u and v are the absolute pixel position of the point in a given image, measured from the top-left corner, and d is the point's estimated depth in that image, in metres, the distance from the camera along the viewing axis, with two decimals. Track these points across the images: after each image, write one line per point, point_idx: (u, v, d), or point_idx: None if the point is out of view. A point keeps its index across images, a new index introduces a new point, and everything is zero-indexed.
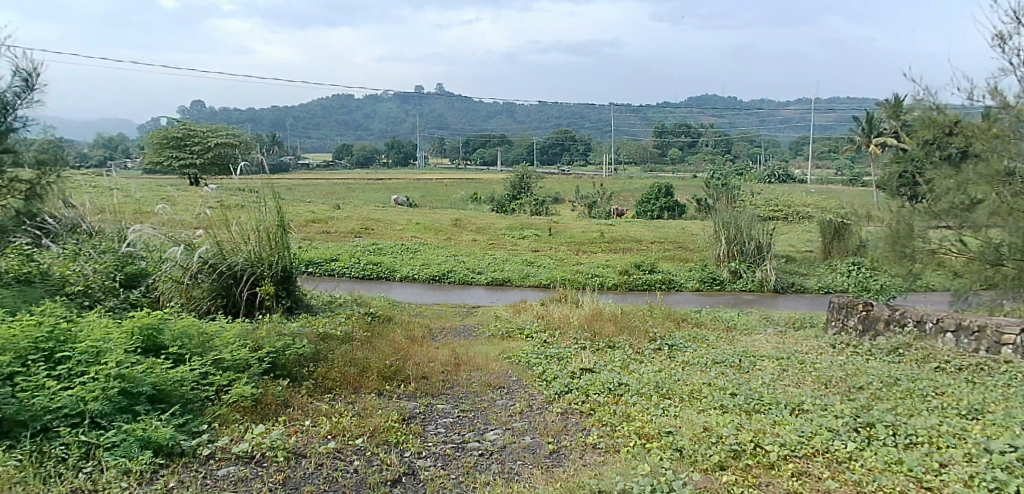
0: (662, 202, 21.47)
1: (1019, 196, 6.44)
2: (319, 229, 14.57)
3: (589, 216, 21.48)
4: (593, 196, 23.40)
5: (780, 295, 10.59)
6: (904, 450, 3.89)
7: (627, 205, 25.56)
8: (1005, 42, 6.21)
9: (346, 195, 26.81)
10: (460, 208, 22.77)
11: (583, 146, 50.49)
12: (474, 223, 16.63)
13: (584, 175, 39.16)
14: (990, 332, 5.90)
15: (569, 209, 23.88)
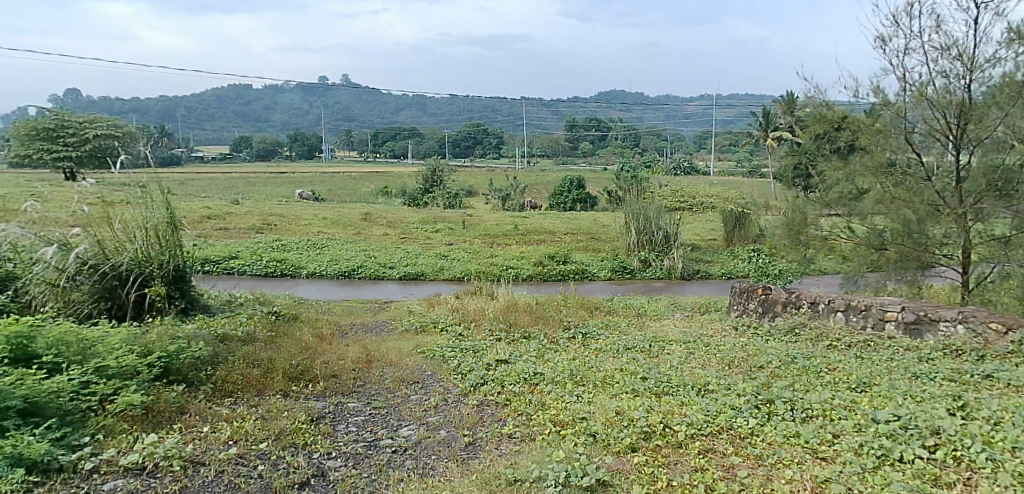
0: (574, 194, 21.93)
1: (899, 186, 7.11)
2: (216, 225, 13.87)
3: (502, 208, 21.57)
4: (506, 189, 23.50)
5: (687, 281, 11.05)
6: (801, 423, 4.18)
7: (540, 197, 25.89)
8: (885, 44, 6.74)
9: (246, 190, 25.67)
10: (370, 202, 22.28)
11: (496, 139, 50.64)
12: (385, 217, 16.32)
13: (496, 169, 39.26)
14: (875, 310, 6.40)
15: (483, 202, 23.92)
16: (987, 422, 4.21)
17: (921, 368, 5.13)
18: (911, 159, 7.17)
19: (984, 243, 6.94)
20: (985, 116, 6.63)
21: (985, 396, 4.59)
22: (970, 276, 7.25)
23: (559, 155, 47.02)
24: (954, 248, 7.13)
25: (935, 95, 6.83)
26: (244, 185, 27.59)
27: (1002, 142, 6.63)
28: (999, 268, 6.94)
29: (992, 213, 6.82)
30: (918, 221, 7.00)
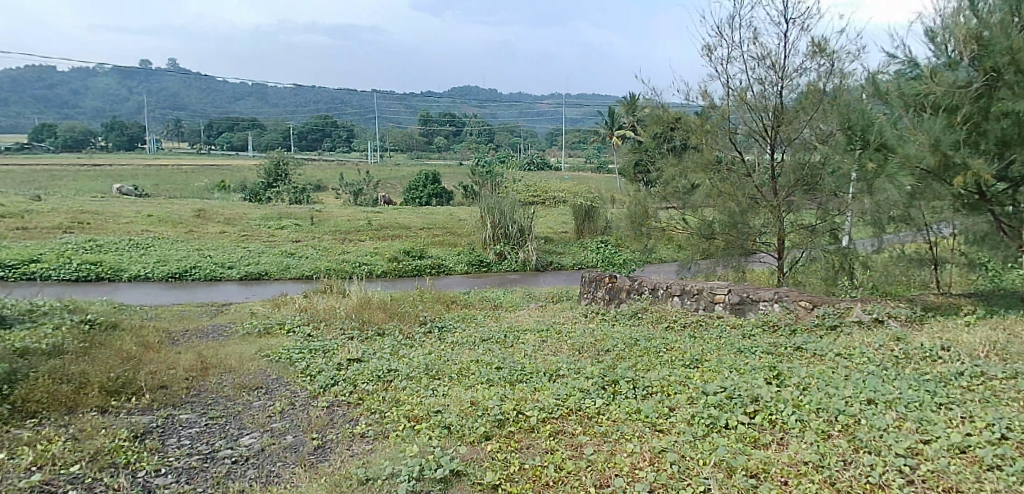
0: (429, 189, 21.96)
1: (725, 181, 7.89)
2: (13, 225, 12.14)
3: (354, 204, 21.02)
4: (357, 184, 22.89)
5: (541, 273, 11.48)
6: (642, 400, 4.53)
7: (394, 192, 25.56)
8: (711, 53, 7.39)
9: (49, 184, 22.66)
10: (205, 198, 20.69)
11: (346, 132, 49.08)
12: (222, 214, 15.23)
13: (347, 163, 38.09)
14: (706, 294, 7.03)
15: (333, 197, 23.13)
16: (796, 387, 4.83)
17: (744, 343, 5.73)
18: (734, 157, 7.96)
19: (795, 232, 7.90)
20: (794, 119, 7.53)
21: (795, 364, 5.24)
22: (784, 262, 8.18)
23: (415, 150, 46.80)
24: (771, 236, 8.04)
25: (753, 100, 7.61)
26: (49, 179, 24.38)
27: (807, 142, 7.60)
28: (809, 253, 7.92)
29: (800, 205, 7.80)
30: (741, 212, 7.82)
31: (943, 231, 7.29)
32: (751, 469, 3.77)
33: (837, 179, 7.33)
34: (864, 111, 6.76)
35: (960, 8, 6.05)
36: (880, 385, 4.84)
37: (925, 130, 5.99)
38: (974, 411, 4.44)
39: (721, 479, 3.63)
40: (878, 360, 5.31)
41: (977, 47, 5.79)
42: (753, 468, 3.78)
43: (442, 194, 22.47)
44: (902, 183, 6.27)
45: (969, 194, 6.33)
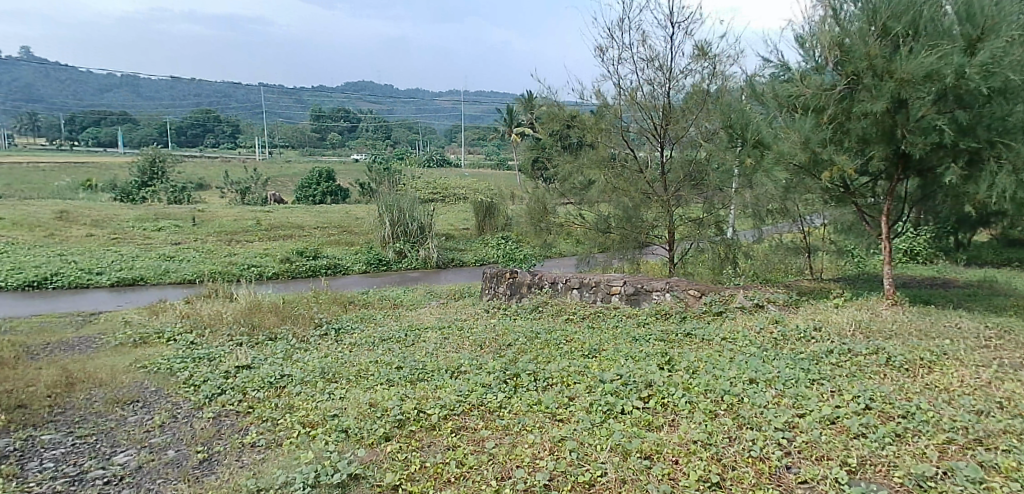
0: (323, 187, 21.42)
1: (619, 177, 8.18)
2: None
3: (242, 203, 20.05)
4: (245, 182, 21.85)
5: (442, 270, 11.47)
6: (542, 391, 4.62)
7: (286, 191, 24.63)
8: (604, 54, 7.63)
9: None
10: (69, 198, 18.98)
11: (231, 128, 46.58)
12: (89, 215, 14.03)
13: (234, 159, 36.20)
14: (604, 286, 7.26)
15: (217, 196, 21.94)
16: (686, 371, 5.10)
17: (639, 332, 5.97)
18: (627, 154, 8.27)
19: (684, 224, 8.31)
20: (681, 119, 7.93)
21: (686, 350, 5.53)
22: (675, 253, 8.62)
23: (309, 147, 45.34)
24: (662, 229, 8.43)
25: (643, 99, 7.95)
26: None
27: (694, 140, 8.03)
28: (697, 245, 8.39)
29: (689, 199, 8.23)
30: (634, 207, 8.14)
31: (818, 222, 8.03)
32: (646, 451, 3.97)
33: (722, 174, 7.79)
34: (744, 111, 7.23)
35: (825, 17, 6.59)
36: (761, 365, 5.20)
37: (796, 128, 6.49)
38: (842, 385, 4.87)
39: (617, 462, 3.82)
40: (759, 342, 5.70)
41: (840, 53, 6.32)
42: (647, 450, 3.98)
43: (337, 192, 21.89)
44: (778, 178, 6.76)
45: (835, 187, 6.92)
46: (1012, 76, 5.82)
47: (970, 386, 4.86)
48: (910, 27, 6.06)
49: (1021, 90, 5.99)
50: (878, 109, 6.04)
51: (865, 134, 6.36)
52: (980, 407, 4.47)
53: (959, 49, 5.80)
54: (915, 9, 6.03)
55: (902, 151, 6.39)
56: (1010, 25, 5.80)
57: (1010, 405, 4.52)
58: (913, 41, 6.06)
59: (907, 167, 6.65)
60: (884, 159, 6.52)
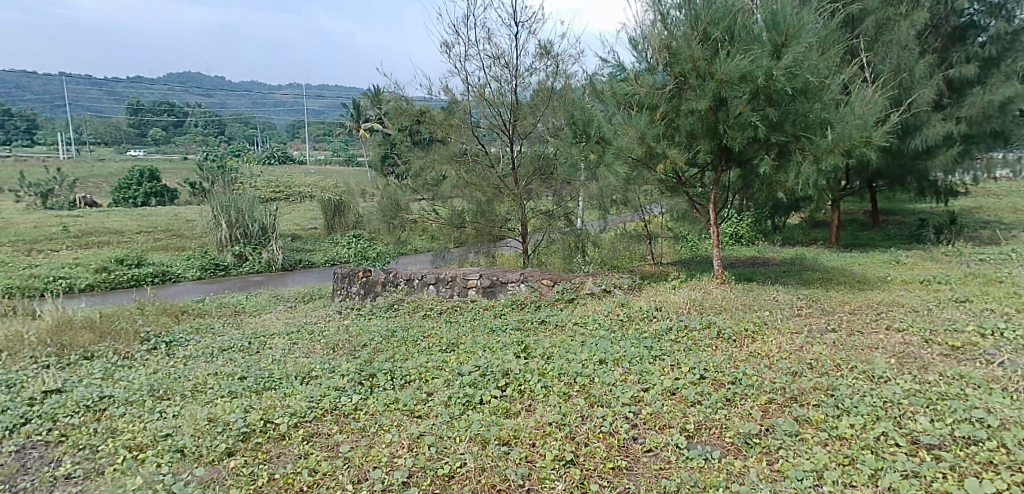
0: (145, 187, 19.61)
1: (470, 172, 8.29)
2: None
3: (43, 208, 17.80)
4: (46, 183, 19.39)
5: (288, 272, 11.04)
6: (399, 389, 4.55)
7: (99, 193, 22.18)
8: (450, 50, 7.65)
9: None
10: None
11: (28, 122, 40.74)
12: None
13: (33, 158, 31.82)
14: (460, 280, 7.30)
15: (11, 200, 19.22)
16: (541, 357, 5.27)
17: (496, 323, 6.08)
18: (478, 149, 8.39)
19: (536, 217, 8.59)
20: (528, 115, 8.18)
21: (541, 337, 5.71)
22: (529, 244, 8.80)
23: (128, 143, 41.01)
24: (516, 222, 8.64)
25: (491, 96, 8.08)
26: None
27: (541, 135, 8.32)
28: (548, 236, 8.63)
29: (539, 193, 8.51)
30: (487, 201, 8.30)
31: (656, 211, 8.91)
32: (503, 437, 4.07)
33: (569, 168, 8.14)
34: (586, 108, 7.61)
35: (654, 20, 7.04)
36: (609, 346, 5.51)
37: (634, 124, 6.95)
38: (680, 359, 5.30)
39: (475, 451, 3.88)
40: (607, 324, 6.06)
41: (669, 55, 6.83)
42: (505, 436, 4.07)
43: (163, 193, 20.10)
44: (619, 171, 7.21)
45: (669, 178, 7.50)
46: (810, 79, 6.63)
47: (786, 351, 5.50)
48: (726, 33, 6.69)
49: (818, 91, 6.84)
50: (702, 107, 6.63)
51: (693, 129, 6.95)
52: (794, 369, 5.08)
53: (768, 53, 6.50)
54: (730, 16, 6.66)
55: (724, 144, 7.07)
56: (807, 34, 6.60)
57: (817, 365, 5.17)
58: (730, 45, 6.69)
59: (728, 158, 7.37)
60: (709, 153, 7.18)
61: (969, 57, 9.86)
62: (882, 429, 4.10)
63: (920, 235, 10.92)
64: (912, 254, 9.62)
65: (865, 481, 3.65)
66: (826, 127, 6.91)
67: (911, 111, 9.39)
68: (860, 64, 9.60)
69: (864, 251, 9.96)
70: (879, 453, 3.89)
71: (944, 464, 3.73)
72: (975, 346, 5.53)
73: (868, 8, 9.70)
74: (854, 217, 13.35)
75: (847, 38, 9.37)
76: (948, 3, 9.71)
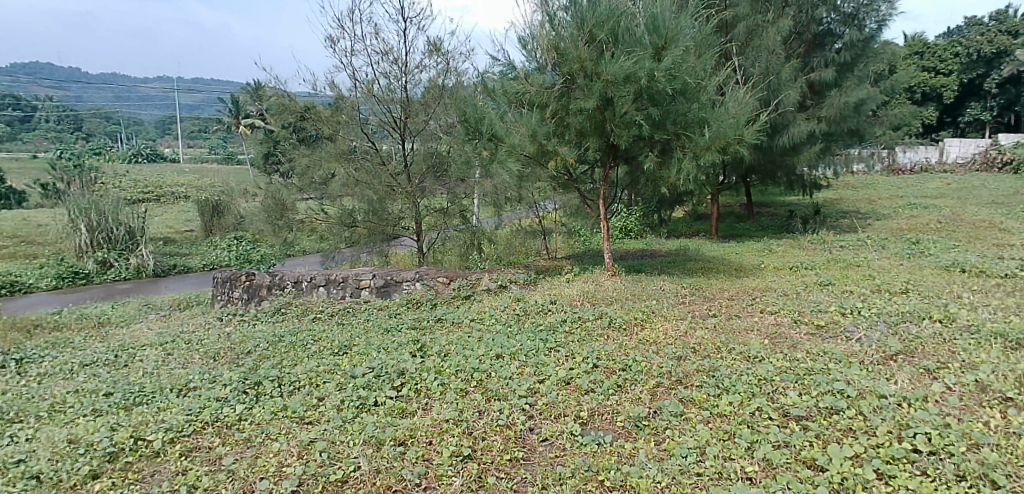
0: None
1: (359, 170, 8.18)
2: None
3: None
4: None
5: (160, 279, 10.57)
6: (287, 396, 4.38)
7: None
8: (335, 45, 7.44)
9: None
10: None
11: None
12: None
13: None
14: (352, 281, 7.12)
15: None
16: (438, 355, 5.24)
17: (390, 322, 5.99)
18: (368, 147, 8.26)
19: (430, 214, 8.55)
20: (419, 112, 8.12)
21: (437, 335, 5.68)
22: (423, 243, 8.80)
23: None
24: (410, 221, 8.56)
25: (380, 92, 7.96)
26: None
27: (433, 133, 8.28)
28: (443, 234, 8.64)
29: (433, 191, 8.48)
30: (378, 200, 8.17)
31: (549, 207, 9.14)
32: (399, 438, 4.01)
33: (462, 166, 8.17)
34: (477, 106, 7.63)
35: (542, 21, 7.16)
36: (505, 341, 5.57)
37: (525, 122, 7.05)
38: (574, 349, 5.45)
39: (370, 454, 3.80)
40: (503, 319, 6.13)
41: (556, 55, 6.98)
42: (401, 437, 4.02)
43: (9, 195, 18.13)
44: (511, 168, 7.30)
45: (561, 175, 7.69)
46: (689, 81, 6.99)
47: (671, 337, 5.80)
48: (610, 35, 6.92)
49: (696, 92, 7.23)
50: (590, 106, 6.84)
51: (581, 127, 7.14)
52: (679, 353, 5.37)
53: (649, 55, 6.78)
54: (613, 19, 6.90)
55: (611, 142, 7.33)
56: (684, 38, 6.95)
57: (699, 349, 5.50)
58: (614, 47, 6.92)
59: (616, 156, 7.65)
60: (598, 150, 7.42)
61: (827, 62, 10.80)
62: (757, 404, 4.42)
63: (790, 225, 11.87)
64: (783, 243, 10.44)
65: (742, 453, 3.91)
66: (704, 126, 7.31)
67: (778, 111, 10.15)
68: (733, 66, 10.27)
69: (741, 241, 10.69)
70: (754, 426, 4.18)
71: (811, 433, 4.06)
72: (836, 324, 6.09)
73: (739, 15, 10.37)
74: (732, 210, 14.28)
75: (721, 42, 9.98)
76: (808, 12, 10.58)
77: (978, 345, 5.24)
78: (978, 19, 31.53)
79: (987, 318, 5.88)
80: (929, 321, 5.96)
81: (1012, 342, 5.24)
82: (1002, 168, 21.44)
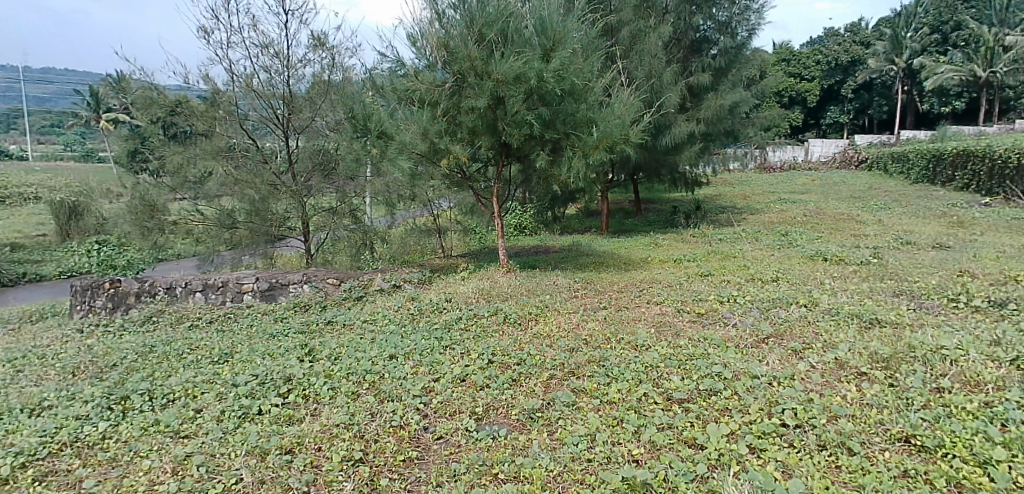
0: None
1: (239, 168, 7.95)
2: None
3: None
4: None
5: (10, 288, 9.76)
6: (159, 410, 4.13)
7: None
8: (210, 37, 7.04)
9: None
10: None
11: None
12: None
13: None
14: (232, 285, 6.76)
15: None
16: (328, 359, 5.08)
17: (276, 328, 5.75)
18: (248, 144, 8.12)
19: (318, 214, 8.41)
20: (303, 109, 8.06)
21: (327, 338, 5.51)
22: (311, 244, 8.62)
23: None
24: (296, 221, 8.40)
25: (260, 87, 7.88)
26: None
27: (319, 130, 8.20)
28: (333, 234, 8.53)
29: (319, 189, 8.31)
30: (262, 199, 7.97)
31: (443, 205, 9.15)
32: (286, 446, 3.87)
33: (352, 164, 8.04)
34: (366, 103, 7.52)
35: (432, 19, 7.07)
36: (399, 341, 5.50)
37: (415, 120, 7.03)
38: (469, 346, 5.48)
39: (253, 465, 3.66)
40: (397, 319, 6.04)
41: (446, 53, 6.97)
42: (287, 445, 3.88)
43: None
44: (402, 166, 7.24)
45: (454, 173, 7.71)
46: (576, 82, 7.18)
47: (564, 330, 5.97)
48: (499, 35, 6.99)
49: (584, 93, 7.45)
50: (481, 105, 6.89)
51: (473, 126, 7.18)
52: (571, 345, 5.53)
53: (538, 56, 6.91)
54: (502, 20, 6.98)
55: (503, 141, 7.40)
56: (571, 40, 7.14)
57: (590, 340, 5.69)
58: (504, 47, 7.00)
59: (508, 154, 7.72)
60: (490, 148, 7.48)
61: (704, 67, 11.49)
62: (644, 390, 4.64)
63: (673, 220, 12.55)
64: (668, 237, 11.02)
65: (630, 438, 4.09)
66: (592, 126, 7.54)
67: (661, 113, 10.70)
68: (618, 69, 10.69)
69: (629, 236, 11.19)
70: (641, 411, 4.38)
71: (692, 414, 4.31)
72: (715, 311, 6.51)
73: (623, 20, 10.80)
74: (622, 206, 14.90)
75: (607, 46, 10.37)
76: (687, 20, 11.21)
77: (837, 325, 5.79)
78: (835, 30, 34.69)
79: (844, 302, 6.50)
80: (796, 306, 6.51)
81: (865, 322, 5.82)
82: (857, 166, 23.77)
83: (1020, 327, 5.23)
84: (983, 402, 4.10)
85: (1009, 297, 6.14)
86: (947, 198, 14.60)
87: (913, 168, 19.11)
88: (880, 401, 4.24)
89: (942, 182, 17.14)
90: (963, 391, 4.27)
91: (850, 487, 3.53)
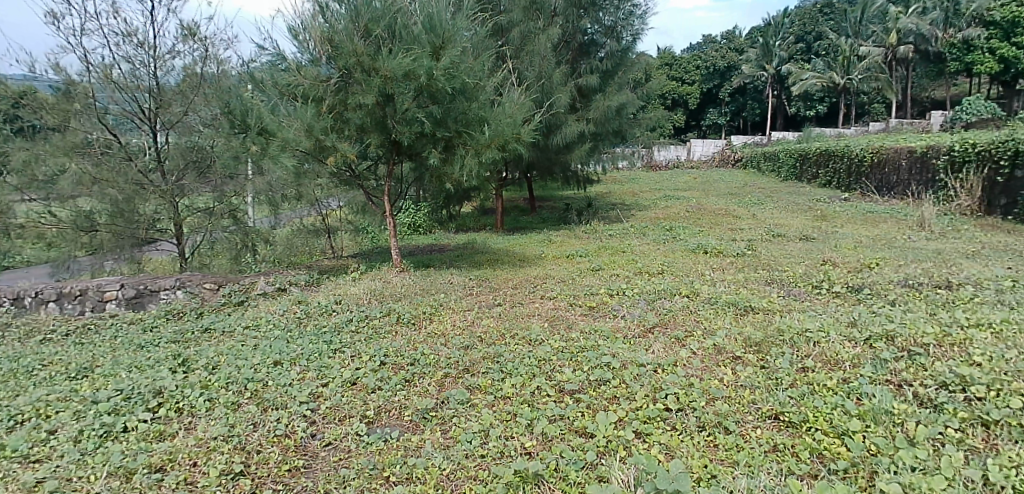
0: None
1: (98, 166, 7.32)
2: None
3: None
4: None
5: None
6: (5, 433, 3.81)
7: None
8: (60, 22, 6.39)
9: None
10: None
11: None
12: None
13: None
14: (92, 293, 6.34)
15: None
16: (204, 369, 4.78)
17: (144, 338, 5.34)
18: (108, 139, 7.48)
19: (193, 215, 7.98)
20: (173, 102, 7.62)
21: (203, 347, 5.19)
22: (185, 247, 8.15)
23: None
24: (167, 223, 7.89)
25: (122, 79, 7.38)
26: None
27: (192, 125, 7.77)
28: (210, 236, 8.12)
29: (193, 189, 7.83)
30: (125, 199, 7.42)
31: (332, 205, 9.11)
32: (155, 464, 3.65)
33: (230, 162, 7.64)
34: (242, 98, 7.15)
35: (314, 12, 6.80)
36: (285, 347, 5.27)
37: (298, 116, 6.79)
38: (360, 349, 5.35)
39: (116, 487, 3.44)
40: (282, 324, 5.79)
41: (331, 48, 6.76)
42: (157, 462, 3.66)
43: None
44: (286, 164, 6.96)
45: (342, 171, 7.49)
46: (467, 80, 7.16)
47: (458, 328, 5.97)
48: (387, 31, 6.86)
49: (475, 91, 7.45)
50: (369, 102, 6.72)
51: (361, 123, 7.01)
52: (466, 343, 5.53)
53: (427, 54, 6.84)
54: (389, 15, 6.85)
55: (393, 138, 7.25)
56: (460, 38, 7.11)
57: (485, 337, 5.73)
58: (391, 43, 6.87)
59: (399, 152, 7.57)
60: (380, 146, 7.30)
61: (593, 69, 11.87)
62: (537, 384, 4.73)
63: (566, 217, 12.88)
64: (561, 234, 11.30)
65: (522, 431, 4.15)
66: (483, 124, 7.55)
67: (551, 112, 10.95)
68: (508, 69, 10.83)
69: (524, 233, 11.38)
70: (534, 404, 4.46)
71: (583, 404, 4.44)
72: (605, 304, 6.75)
73: (513, 21, 10.96)
74: (518, 204, 15.15)
75: (497, 45, 10.46)
76: (574, 23, 11.53)
77: (715, 313, 6.19)
78: (714, 37, 37.06)
79: (721, 291, 6.95)
80: (679, 296, 6.87)
81: (740, 309, 6.25)
82: (734, 164, 25.54)
83: (872, 310, 5.79)
84: (841, 378, 4.47)
85: (863, 283, 6.79)
86: (812, 194, 15.96)
87: (783, 166, 20.76)
88: (752, 383, 4.56)
89: (808, 179, 18.70)
90: (824, 369, 4.65)
91: (725, 464, 3.77)
